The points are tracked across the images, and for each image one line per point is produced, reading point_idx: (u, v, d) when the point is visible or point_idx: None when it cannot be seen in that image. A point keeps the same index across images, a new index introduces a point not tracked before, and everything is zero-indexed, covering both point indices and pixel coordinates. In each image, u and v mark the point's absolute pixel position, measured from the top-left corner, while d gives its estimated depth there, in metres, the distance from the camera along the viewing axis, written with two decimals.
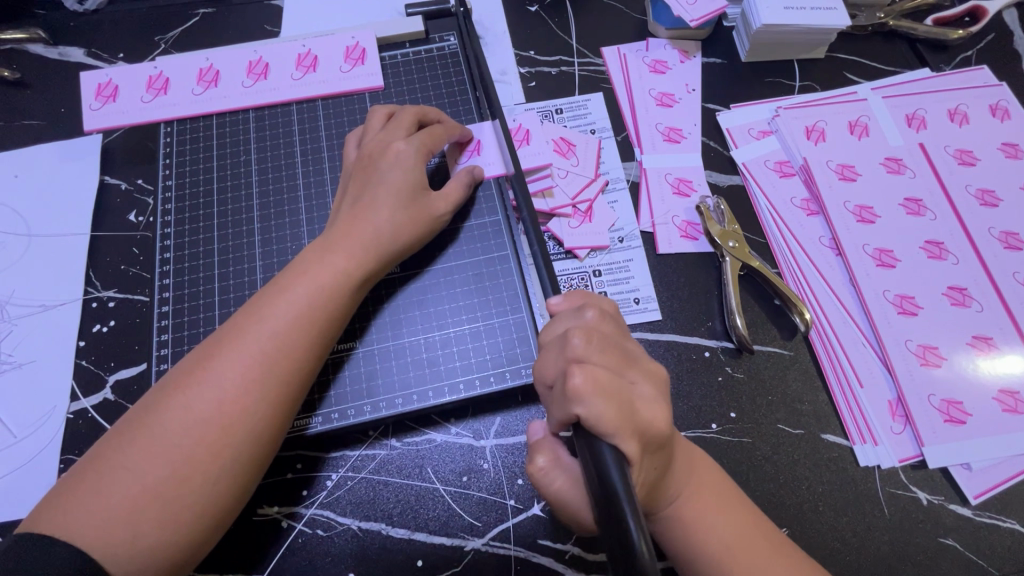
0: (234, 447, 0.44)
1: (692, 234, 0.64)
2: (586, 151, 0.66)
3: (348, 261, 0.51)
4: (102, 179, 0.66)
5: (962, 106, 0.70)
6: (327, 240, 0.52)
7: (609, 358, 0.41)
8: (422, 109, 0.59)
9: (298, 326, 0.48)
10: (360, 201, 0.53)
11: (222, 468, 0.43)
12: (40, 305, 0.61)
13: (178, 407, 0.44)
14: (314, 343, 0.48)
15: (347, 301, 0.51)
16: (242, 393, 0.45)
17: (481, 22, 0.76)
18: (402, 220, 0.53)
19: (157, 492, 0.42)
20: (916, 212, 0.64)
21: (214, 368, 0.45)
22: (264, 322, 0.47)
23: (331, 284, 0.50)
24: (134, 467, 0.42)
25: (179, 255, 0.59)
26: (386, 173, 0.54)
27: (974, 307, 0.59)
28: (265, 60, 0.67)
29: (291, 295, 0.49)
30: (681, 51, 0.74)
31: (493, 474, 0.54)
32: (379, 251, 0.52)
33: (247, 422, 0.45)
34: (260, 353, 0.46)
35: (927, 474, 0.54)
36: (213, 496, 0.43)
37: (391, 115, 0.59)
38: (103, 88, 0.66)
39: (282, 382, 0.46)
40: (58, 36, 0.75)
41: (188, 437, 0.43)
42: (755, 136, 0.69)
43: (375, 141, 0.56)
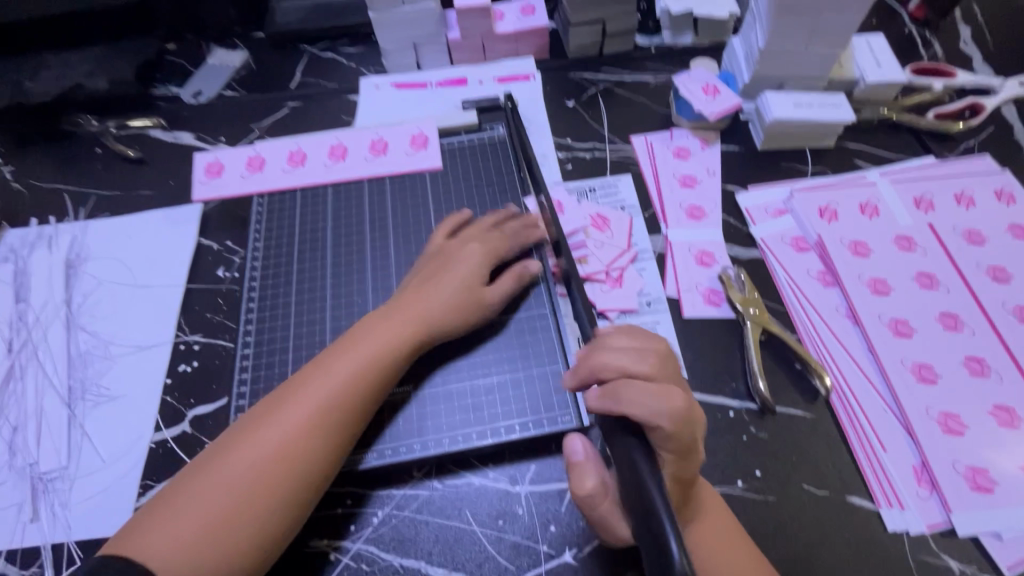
0: (287, 488, 0.50)
1: (715, 300, 0.69)
2: (620, 226, 0.74)
3: (404, 326, 0.58)
4: (199, 240, 0.78)
5: (967, 191, 0.76)
6: (388, 310, 0.60)
7: (653, 367, 0.48)
8: (459, 188, 0.70)
9: (350, 383, 0.54)
10: (430, 279, 0.62)
11: (277, 506, 0.50)
12: (137, 346, 0.70)
13: (245, 448, 0.51)
14: (363, 398, 0.55)
15: (397, 364, 0.58)
16: (300, 439, 0.52)
17: (525, 114, 0.88)
18: (457, 299, 0.61)
19: (218, 524, 0.48)
20: (929, 286, 0.68)
21: (277, 417, 0.52)
22: (320, 377, 0.55)
23: (384, 350, 0.57)
24: (203, 500, 0.49)
25: (262, 304, 0.68)
26: (456, 263, 0.63)
27: (994, 378, 0.62)
28: (344, 145, 0.80)
29: (351, 355, 0.56)
30: (702, 139, 0.83)
31: (527, 519, 0.57)
32: (427, 320, 0.59)
33: (301, 466, 0.51)
34: (317, 407, 0.53)
35: (957, 543, 0.55)
36: (264, 530, 0.49)
37: (460, 215, 0.70)
38: (211, 166, 0.82)
39: (330, 430, 0.53)
40: (173, 123, 0.91)
41: (250, 476, 0.50)
42: (771, 215, 0.76)
43: (451, 243, 0.66)
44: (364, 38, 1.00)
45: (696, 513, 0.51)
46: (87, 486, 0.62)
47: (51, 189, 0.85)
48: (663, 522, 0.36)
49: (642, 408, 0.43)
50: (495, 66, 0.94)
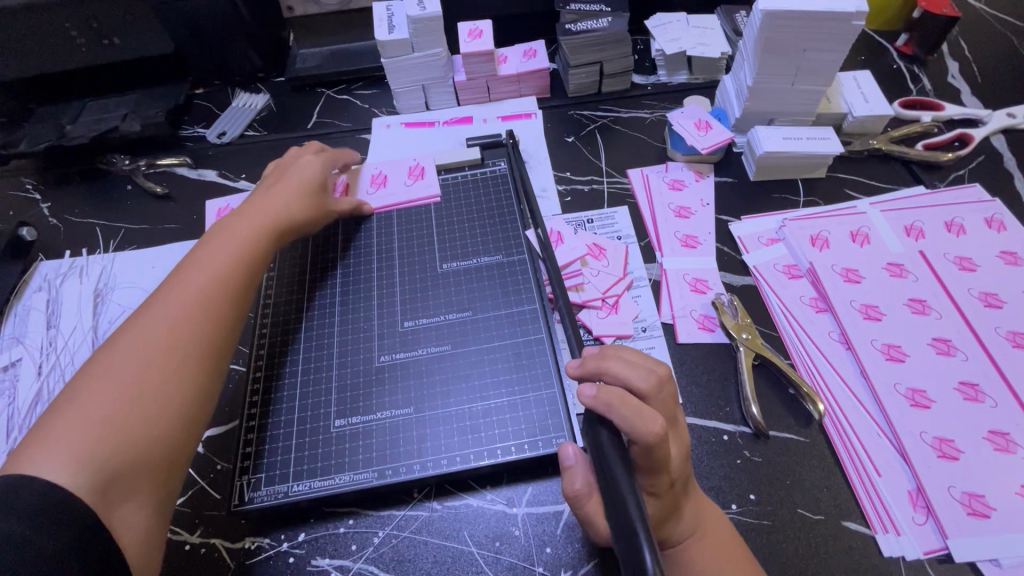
0: (185, 363, 0.57)
1: (709, 326, 0.71)
2: (616, 255, 0.77)
3: (242, 240, 0.68)
4: None
5: (958, 219, 0.77)
6: (236, 217, 0.72)
7: (642, 380, 0.49)
8: (329, 150, 0.84)
9: (210, 274, 0.64)
10: (268, 190, 0.75)
11: (182, 382, 0.56)
12: None
13: (137, 334, 0.58)
14: (223, 288, 0.63)
15: (251, 265, 0.67)
16: (191, 323, 0.59)
17: (527, 149, 0.92)
18: (301, 200, 0.75)
19: (125, 398, 0.53)
20: (921, 312, 0.69)
21: (187, 302, 0.61)
22: (177, 276, 0.64)
23: (241, 252, 0.67)
24: (121, 367, 0.55)
25: (274, 330, 0.72)
26: (294, 175, 0.77)
27: (988, 402, 0.62)
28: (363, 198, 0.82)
29: (198, 260, 0.65)
30: (696, 172, 0.87)
31: (524, 541, 0.59)
32: (277, 219, 0.72)
33: (198, 347, 0.58)
34: (186, 298, 0.61)
35: (956, 570, 0.54)
36: (175, 406, 0.55)
37: (320, 150, 0.84)
38: (221, 211, 0.88)
39: (212, 316, 0.61)
40: (199, 161, 0.97)
41: (158, 354, 0.56)
42: (764, 243, 0.78)
43: (286, 160, 0.81)
44: (377, 81, 1.07)
45: (688, 530, 0.50)
46: None
47: (85, 223, 0.91)
48: (637, 533, 0.37)
49: (630, 423, 0.44)
50: (499, 106, 0.99)
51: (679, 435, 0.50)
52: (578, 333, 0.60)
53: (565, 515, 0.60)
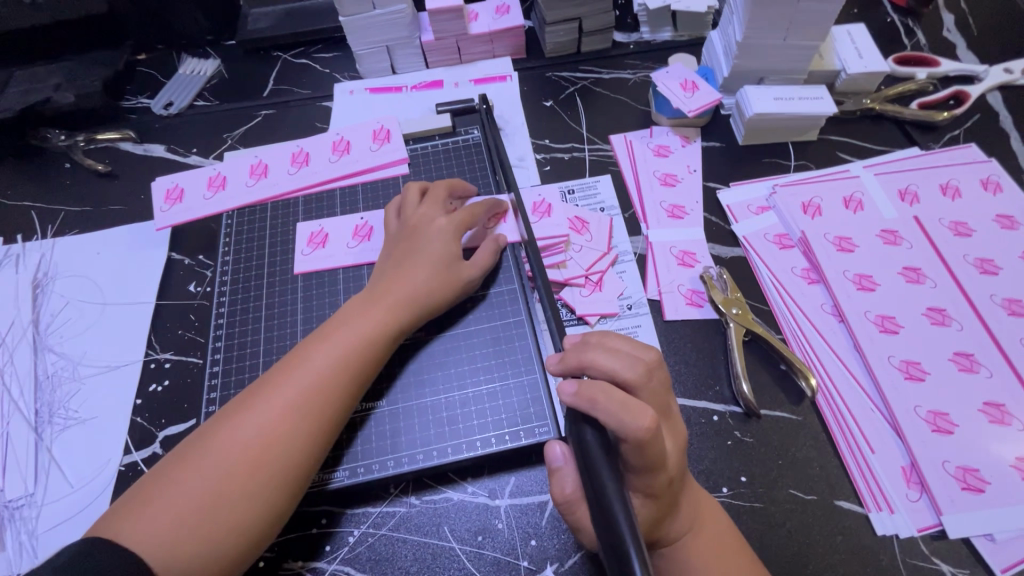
0: (272, 482, 0.47)
1: (698, 302, 0.68)
2: (599, 228, 0.73)
3: (387, 314, 0.57)
4: (170, 255, 0.76)
5: (953, 181, 0.74)
6: (367, 298, 0.59)
7: (630, 371, 0.45)
8: (452, 182, 0.68)
9: (348, 359, 0.54)
10: (403, 263, 0.61)
11: (268, 499, 0.47)
12: (106, 365, 0.68)
13: (221, 432, 0.49)
14: (353, 377, 0.54)
15: (387, 347, 0.57)
16: (282, 430, 0.49)
17: (502, 116, 0.86)
18: (437, 283, 0.60)
19: (198, 514, 0.45)
20: (916, 280, 0.67)
21: (342, 373, 0.53)
22: (312, 363, 0.53)
23: (399, 313, 0.58)
24: (186, 492, 0.45)
25: (231, 320, 0.67)
26: (428, 243, 0.62)
27: (983, 373, 0.60)
28: (370, 224, 0.71)
29: (332, 344, 0.54)
30: (682, 137, 0.82)
31: (507, 534, 0.56)
32: (414, 308, 0.58)
33: (285, 458, 0.49)
34: (339, 365, 0.53)
35: (949, 545, 0.53)
36: (258, 522, 0.47)
37: (425, 190, 0.68)
38: (171, 192, 0.77)
39: (324, 418, 0.51)
40: (144, 135, 0.89)
41: (238, 469, 0.47)
42: (754, 212, 0.74)
43: (416, 215, 0.65)
44: (338, 43, 0.99)
45: (685, 526, 0.48)
46: (55, 512, 0.60)
47: (19, 206, 0.83)
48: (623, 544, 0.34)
49: (614, 417, 0.41)
50: (472, 69, 0.92)
51: (673, 427, 0.47)
52: (558, 318, 0.52)
53: (549, 506, 0.57)
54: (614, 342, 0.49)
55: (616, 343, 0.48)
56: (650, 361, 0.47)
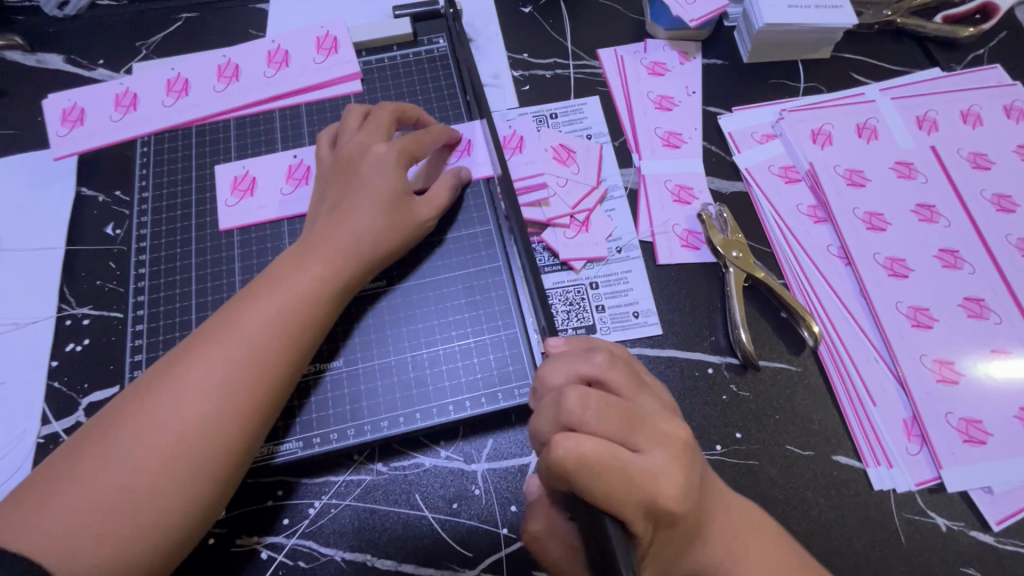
0: (195, 466, 0.41)
1: (694, 243, 0.61)
2: (587, 158, 0.64)
3: (326, 268, 0.49)
4: (78, 191, 0.64)
5: (974, 107, 0.67)
6: (301, 250, 0.50)
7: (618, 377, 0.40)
8: (401, 108, 0.56)
9: (282, 324, 0.46)
10: (340, 206, 0.51)
11: (192, 488, 0.41)
12: (12, 324, 0.58)
13: (132, 411, 0.41)
14: (291, 341, 0.46)
15: (331, 305, 0.49)
16: (207, 406, 0.42)
17: (472, 24, 0.73)
18: (385, 224, 0.51)
19: (108, 509, 0.38)
20: (928, 219, 0.61)
21: (274, 339, 0.45)
22: (236, 328, 0.45)
23: (339, 266, 0.49)
24: (93, 484, 0.39)
25: (156, 270, 0.56)
26: (367, 177, 0.52)
27: (993, 319, 0.56)
28: (306, 163, 0.60)
29: (263, 304, 0.46)
30: (680, 52, 0.71)
31: (485, 501, 0.51)
32: (359, 258, 0.50)
33: (211, 439, 0.42)
34: (268, 327, 0.45)
35: (946, 498, 0.51)
36: (183, 513, 0.40)
37: (368, 114, 0.56)
38: (69, 112, 0.63)
39: (256, 390, 0.44)
40: (35, 42, 0.72)
41: (155, 455, 0.40)
42: (758, 140, 0.66)
43: (352, 144, 0.54)
44: None
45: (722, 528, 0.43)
46: None
47: None
48: None
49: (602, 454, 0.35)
50: None
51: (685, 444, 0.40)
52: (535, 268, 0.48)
53: (530, 469, 0.52)
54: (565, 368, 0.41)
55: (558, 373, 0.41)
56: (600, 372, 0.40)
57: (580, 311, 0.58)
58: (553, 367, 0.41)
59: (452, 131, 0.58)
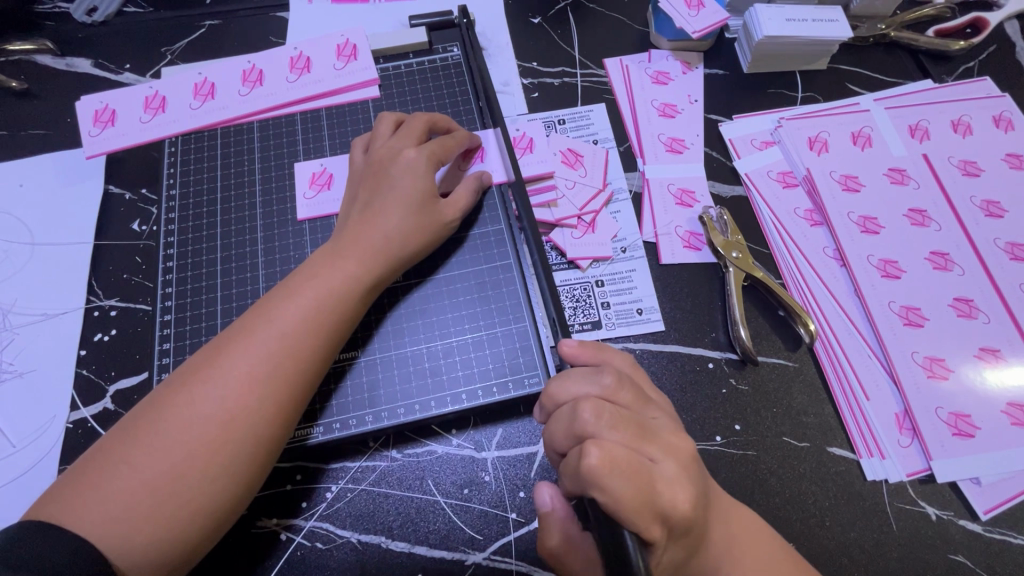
0: (234, 454, 0.43)
1: (695, 244, 0.63)
2: (594, 162, 0.66)
3: (357, 266, 0.51)
4: (107, 188, 0.67)
5: (965, 117, 0.70)
6: (332, 248, 0.52)
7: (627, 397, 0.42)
8: (432, 116, 0.59)
9: (318, 319, 0.48)
10: (370, 207, 0.54)
11: (232, 473, 0.43)
12: (42, 314, 0.61)
13: (177, 399, 0.44)
14: (325, 337, 0.48)
15: (359, 303, 0.51)
16: (245, 397, 0.44)
17: (484, 34, 0.76)
18: (411, 226, 0.54)
19: (156, 492, 0.41)
20: (920, 223, 0.64)
21: (308, 334, 0.47)
22: (273, 321, 0.47)
23: (366, 264, 0.51)
24: (143, 467, 0.41)
25: (182, 263, 0.59)
26: (397, 180, 0.54)
27: (981, 319, 0.59)
28: (330, 171, 0.63)
29: (298, 299, 0.48)
30: (683, 62, 0.74)
31: (495, 487, 0.53)
32: (388, 255, 0.53)
33: (249, 428, 0.44)
34: (303, 323, 0.48)
35: (936, 489, 0.53)
36: (225, 497, 0.43)
37: (400, 122, 0.59)
38: (100, 113, 0.66)
39: (289, 383, 0.46)
40: (65, 47, 0.75)
41: (200, 439, 0.43)
42: (757, 147, 0.69)
43: (384, 149, 0.56)
44: None
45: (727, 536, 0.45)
46: None
47: None
48: None
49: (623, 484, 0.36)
50: None
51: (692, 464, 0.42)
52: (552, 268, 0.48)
53: (538, 457, 0.54)
54: (562, 390, 0.43)
55: (565, 391, 0.43)
56: (610, 391, 0.42)
57: (586, 307, 0.61)
58: (562, 385, 0.43)
59: (473, 138, 0.61)
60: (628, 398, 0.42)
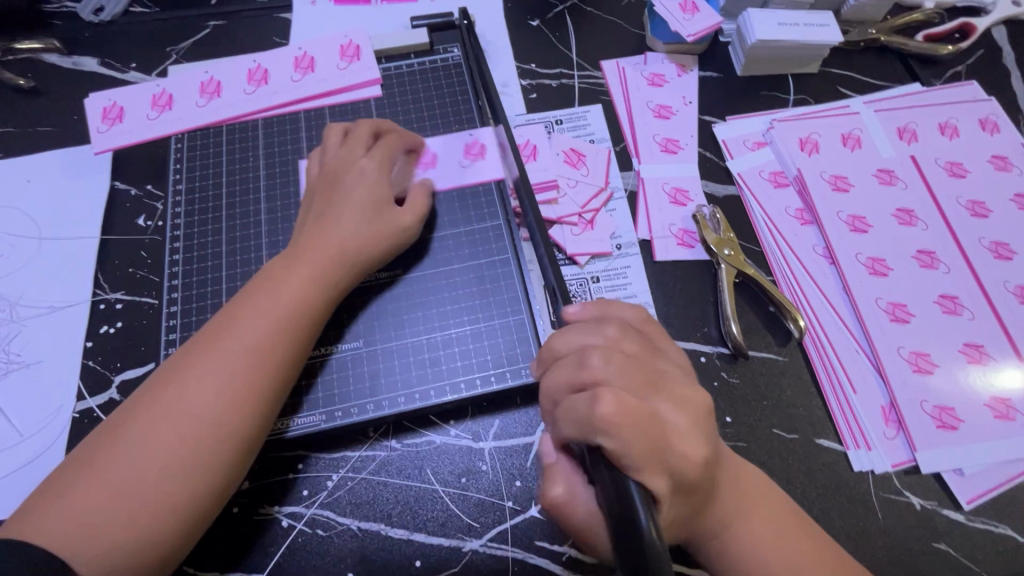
0: (205, 459, 0.45)
1: (689, 242, 0.65)
2: (596, 162, 0.68)
3: (314, 275, 0.52)
4: (113, 184, 0.68)
5: (952, 120, 0.72)
6: (289, 255, 0.54)
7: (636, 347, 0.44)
8: (376, 121, 0.61)
9: (274, 325, 0.49)
10: (325, 213, 0.55)
11: (200, 477, 0.44)
12: (49, 306, 0.62)
13: (146, 410, 0.45)
14: (290, 343, 0.50)
15: (322, 304, 0.52)
16: (208, 404, 0.45)
17: (484, 35, 0.78)
18: (369, 230, 0.55)
19: (126, 502, 0.42)
20: (908, 223, 0.65)
21: (269, 341, 0.49)
22: (234, 330, 0.48)
23: (324, 273, 0.53)
24: (112, 478, 0.43)
25: (188, 256, 0.61)
26: (350, 188, 0.56)
27: (966, 315, 0.61)
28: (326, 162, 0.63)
29: (256, 308, 0.50)
30: (678, 65, 0.76)
31: (492, 476, 0.55)
32: (346, 261, 0.54)
33: (215, 434, 0.45)
34: (264, 331, 0.49)
35: (921, 480, 0.55)
36: (197, 500, 0.44)
37: (347, 131, 0.61)
38: (109, 111, 0.68)
39: (257, 385, 0.47)
40: (72, 46, 0.77)
41: (166, 448, 0.44)
42: (750, 148, 0.71)
43: (334, 158, 0.58)
44: None
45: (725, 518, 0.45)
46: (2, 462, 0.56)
47: None
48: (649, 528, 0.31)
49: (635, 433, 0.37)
50: None
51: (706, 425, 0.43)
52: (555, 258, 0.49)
53: (534, 448, 0.56)
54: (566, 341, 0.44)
55: (570, 343, 0.44)
56: (612, 341, 0.44)
57: None
58: (564, 336, 0.44)
59: (413, 137, 0.63)
60: (632, 347, 0.44)
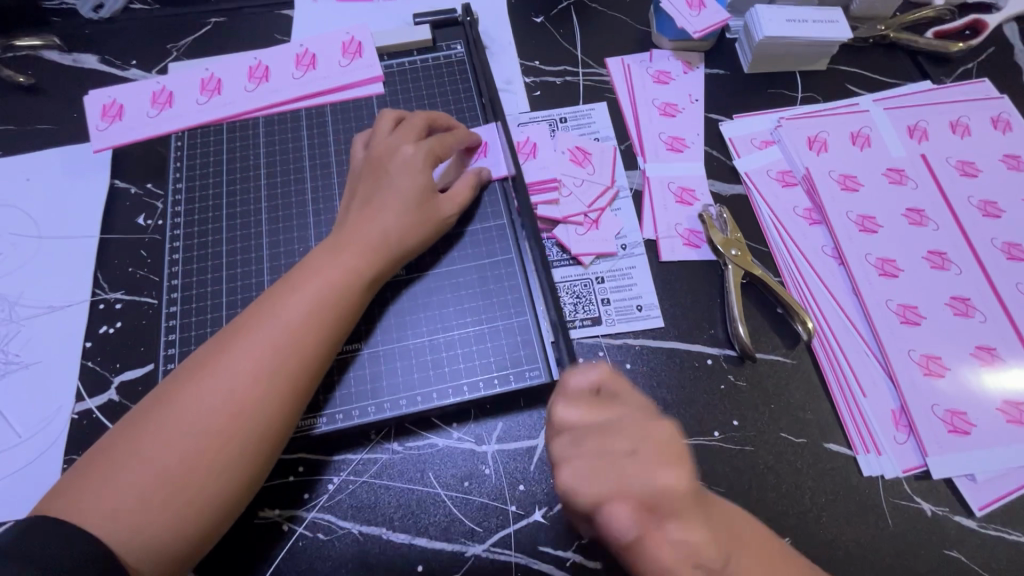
0: (244, 446, 0.44)
1: (695, 242, 0.64)
2: (602, 160, 0.67)
3: (357, 261, 0.52)
4: (113, 182, 0.67)
5: (963, 118, 0.70)
6: (332, 245, 0.53)
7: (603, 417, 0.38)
8: (431, 114, 0.60)
9: (319, 312, 0.49)
10: (369, 203, 0.55)
11: (243, 461, 0.44)
12: (48, 306, 0.62)
13: (190, 391, 0.44)
14: (330, 332, 0.49)
15: (357, 299, 0.51)
16: (252, 390, 0.45)
17: (487, 32, 0.77)
18: (411, 223, 0.55)
19: (169, 484, 0.42)
20: (918, 223, 0.64)
21: (310, 328, 0.48)
22: (278, 314, 0.48)
23: (365, 259, 0.52)
24: (154, 460, 0.42)
25: (189, 256, 0.60)
26: (396, 177, 0.55)
27: (978, 317, 0.60)
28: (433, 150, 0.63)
29: (300, 293, 0.49)
30: (684, 62, 0.75)
31: (495, 480, 0.54)
32: (387, 252, 0.53)
33: (257, 421, 0.45)
34: (306, 317, 0.48)
35: (931, 485, 0.54)
36: (238, 485, 0.44)
37: (400, 119, 0.60)
38: (108, 108, 0.67)
39: (297, 376, 0.47)
40: (72, 42, 0.76)
41: (210, 432, 0.43)
42: (757, 146, 0.70)
43: (384, 144, 0.57)
44: None
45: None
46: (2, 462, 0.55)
47: None
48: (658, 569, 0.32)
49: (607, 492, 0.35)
50: None
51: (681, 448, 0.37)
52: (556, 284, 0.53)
53: (538, 451, 0.55)
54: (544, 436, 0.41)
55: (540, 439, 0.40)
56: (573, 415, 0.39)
57: (586, 304, 0.62)
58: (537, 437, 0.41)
59: (472, 135, 0.61)
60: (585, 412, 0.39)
